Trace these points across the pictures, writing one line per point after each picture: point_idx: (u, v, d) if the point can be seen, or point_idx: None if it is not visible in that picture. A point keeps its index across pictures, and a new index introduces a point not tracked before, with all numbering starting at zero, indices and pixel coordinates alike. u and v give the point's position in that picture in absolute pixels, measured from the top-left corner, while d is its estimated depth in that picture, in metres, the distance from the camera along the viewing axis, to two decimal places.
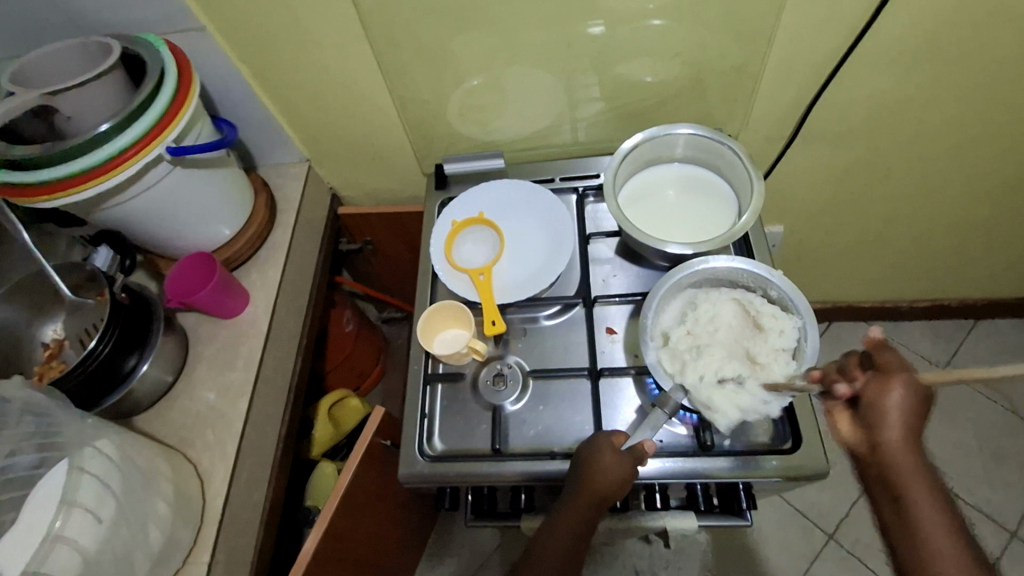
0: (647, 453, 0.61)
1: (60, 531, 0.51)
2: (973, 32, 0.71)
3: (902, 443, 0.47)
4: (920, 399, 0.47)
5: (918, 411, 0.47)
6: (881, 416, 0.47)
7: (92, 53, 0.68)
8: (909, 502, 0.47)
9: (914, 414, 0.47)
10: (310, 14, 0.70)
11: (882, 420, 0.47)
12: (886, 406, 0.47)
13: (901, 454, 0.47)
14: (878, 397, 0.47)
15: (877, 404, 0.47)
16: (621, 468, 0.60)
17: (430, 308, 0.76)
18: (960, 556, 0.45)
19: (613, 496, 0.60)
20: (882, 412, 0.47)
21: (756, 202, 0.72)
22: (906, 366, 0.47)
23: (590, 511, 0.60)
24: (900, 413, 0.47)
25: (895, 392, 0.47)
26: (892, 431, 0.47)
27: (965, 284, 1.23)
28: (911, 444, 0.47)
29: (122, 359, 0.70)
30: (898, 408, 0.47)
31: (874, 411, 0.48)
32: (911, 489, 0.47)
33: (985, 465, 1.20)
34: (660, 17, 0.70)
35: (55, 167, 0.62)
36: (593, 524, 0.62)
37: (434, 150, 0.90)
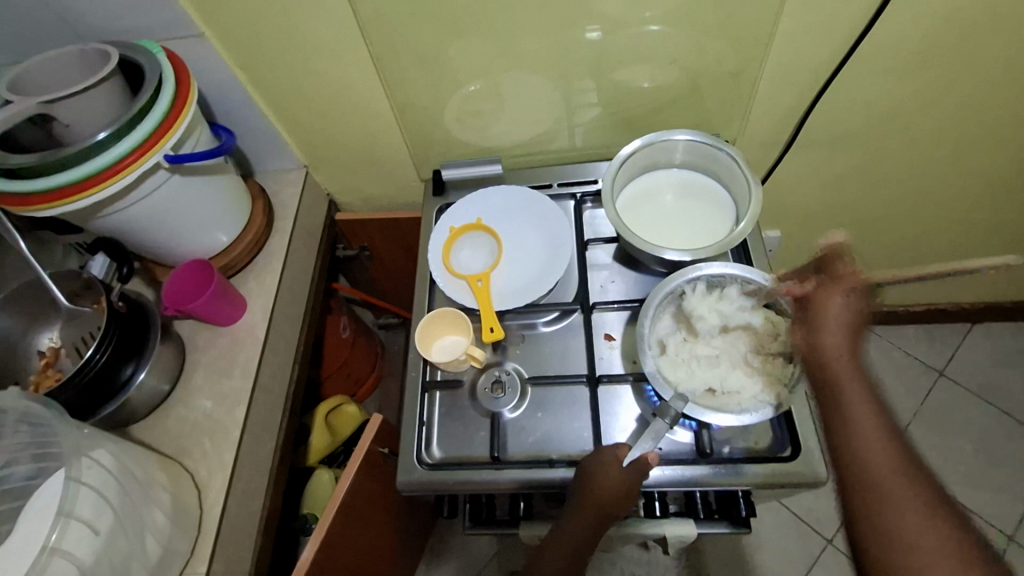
0: (651, 466, 0.61)
1: (57, 544, 0.50)
2: (969, 37, 0.71)
3: (838, 337, 0.55)
4: (858, 303, 0.56)
5: (854, 314, 0.56)
6: (821, 312, 0.56)
7: (89, 60, 0.67)
8: (840, 387, 0.54)
9: (852, 315, 0.56)
10: (307, 21, 0.69)
11: (824, 317, 0.56)
12: (829, 304, 0.56)
13: (836, 345, 0.55)
14: (823, 296, 0.57)
15: (823, 301, 0.56)
16: (620, 485, 0.60)
17: (429, 315, 0.76)
18: (885, 447, 0.50)
19: (616, 509, 0.60)
20: (823, 308, 0.56)
21: (753, 208, 0.72)
22: (853, 272, 0.56)
23: (593, 524, 0.61)
24: (839, 310, 0.56)
25: (836, 294, 0.56)
26: (831, 326, 0.55)
27: (961, 287, 1.24)
28: (847, 342, 0.55)
29: (119, 368, 0.69)
30: (837, 307, 0.56)
31: (817, 310, 0.57)
32: (841, 373, 0.54)
33: (982, 468, 1.21)
34: (657, 23, 0.70)
35: (54, 175, 0.61)
36: (596, 535, 0.62)
37: (432, 156, 0.90)
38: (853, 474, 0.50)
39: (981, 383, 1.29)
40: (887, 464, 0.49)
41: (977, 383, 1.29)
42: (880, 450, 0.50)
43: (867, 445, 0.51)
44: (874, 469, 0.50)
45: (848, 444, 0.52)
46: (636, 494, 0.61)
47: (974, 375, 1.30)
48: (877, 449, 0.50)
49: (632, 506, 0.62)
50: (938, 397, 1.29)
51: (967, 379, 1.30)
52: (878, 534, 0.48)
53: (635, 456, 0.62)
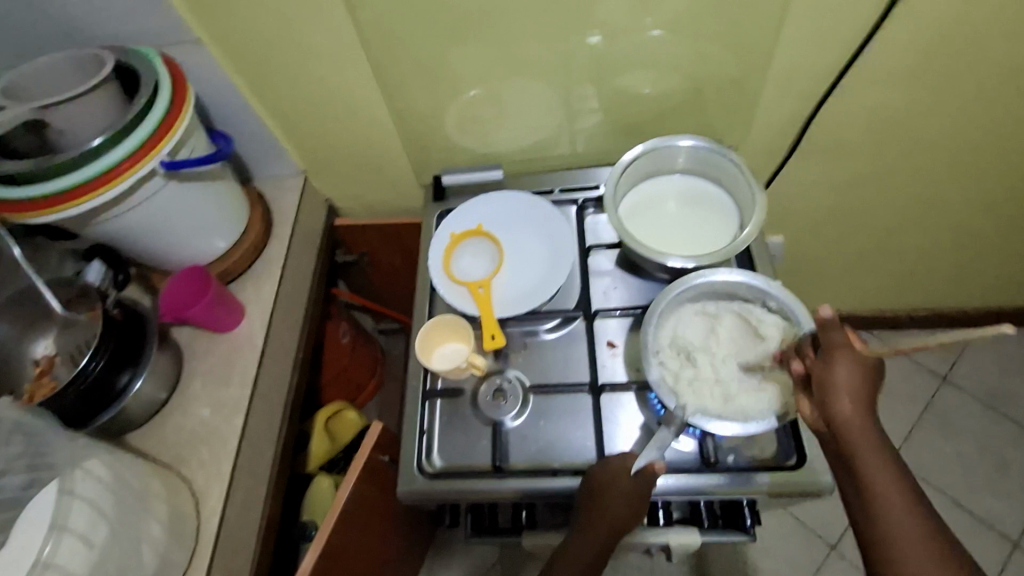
0: (657, 474, 0.60)
1: (49, 558, 0.49)
2: (975, 42, 0.71)
3: (852, 411, 0.52)
4: (864, 374, 0.52)
5: (864, 386, 0.52)
6: (826, 390, 0.53)
7: (82, 65, 0.67)
8: (861, 469, 0.51)
9: (860, 384, 0.52)
10: (306, 26, 0.69)
11: (834, 395, 0.52)
12: (834, 381, 0.53)
13: (852, 425, 0.52)
14: (825, 370, 0.53)
15: (827, 376, 0.53)
16: (629, 493, 0.60)
17: (429, 323, 0.75)
18: (912, 526, 0.49)
19: (629, 521, 0.60)
20: (828, 384, 0.53)
21: (758, 215, 0.71)
22: (850, 344, 0.53)
23: (605, 536, 0.60)
24: (847, 382, 0.52)
25: (841, 368, 0.53)
26: (842, 400, 0.52)
27: (965, 292, 1.23)
28: (861, 415, 0.52)
29: (114, 377, 0.68)
30: (842, 378, 0.52)
31: (824, 383, 0.53)
32: (862, 454, 0.51)
33: (987, 475, 1.20)
34: (659, 29, 0.69)
35: (46, 183, 0.61)
36: (609, 548, 0.61)
37: (432, 161, 0.89)
38: (884, 565, 0.49)
39: (985, 389, 1.28)
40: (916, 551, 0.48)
41: (981, 389, 1.28)
42: (909, 535, 0.49)
43: (895, 531, 0.49)
44: (904, 559, 0.48)
45: (877, 530, 0.50)
46: (645, 503, 0.60)
47: (978, 380, 1.29)
48: (905, 535, 0.49)
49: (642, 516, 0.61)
50: (942, 403, 1.28)
51: (971, 385, 1.29)
52: None
53: (640, 466, 0.61)
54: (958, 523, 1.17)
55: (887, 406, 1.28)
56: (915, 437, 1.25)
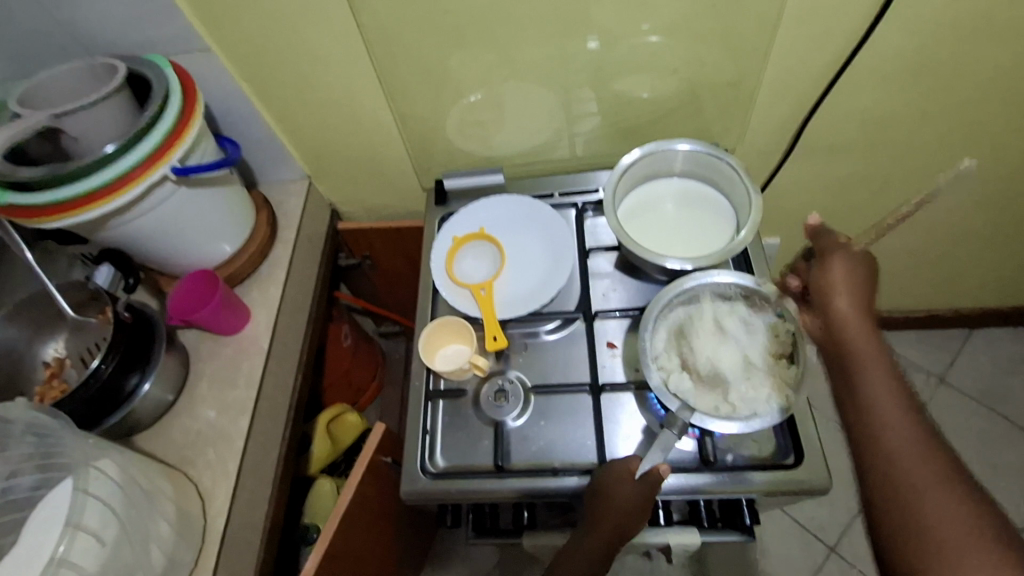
0: (662, 477, 0.61)
1: (64, 556, 0.50)
2: (964, 46, 0.72)
3: (850, 304, 0.60)
4: (858, 273, 0.61)
5: (855, 282, 0.60)
6: (823, 287, 0.62)
7: (97, 74, 0.68)
8: (856, 355, 0.57)
9: (855, 280, 0.61)
10: (311, 33, 0.70)
11: (833, 290, 0.61)
12: (830, 278, 0.61)
13: (842, 314, 0.60)
14: (824, 270, 0.62)
15: (825, 271, 0.62)
16: (636, 496, 0.60)
17: (432, 325, 0.76)
18: (901, 410, 0.53)
19: (633, 524, 0.60)
20: (826, 282, 0.62)
21: (754, 216, 0.73)
22: (845, 244, 0.63)
23: (609, 539, 0.61)
24: (844, 278, 0.61)
25: (835, 263, 0.62)
26: (840, 293, 0.60)
27: (961, 292, 1.24)
28: (859, 311, 0.59)
29: (125, 378, 0.70)
30: (838, 276, 0.61)
31: (824, 284, 0.62)
32: (853, 342, 0.58)
33: (985, 475, 1.21)
34: (656, 34, 0.71)
35: (61, 188, 0.62)
36: (612, 552, 0.62)
37: (434, 166, 0.90)
38: (870, 444, 0.53)
39: (982, 389, 1.29)
40: (898, 422, 0.53)
41: (977, 388, 1.29)
42: (898, 418, 0.53)
43: (881, 403, 0.54)
44: (890, 437, 0.52)
45: (866, 412, 0.54)
46: (650, 505, 0.61)
47: (975, 381, 1.30)
48: (891, 407, 0.54)
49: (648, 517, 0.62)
50: (939, 403, 1.29)
51: (967, 384, 1.30)
52: (896, 499, 0.50)
53: (646, 468, 0.62)
54: None
55: None
56: None
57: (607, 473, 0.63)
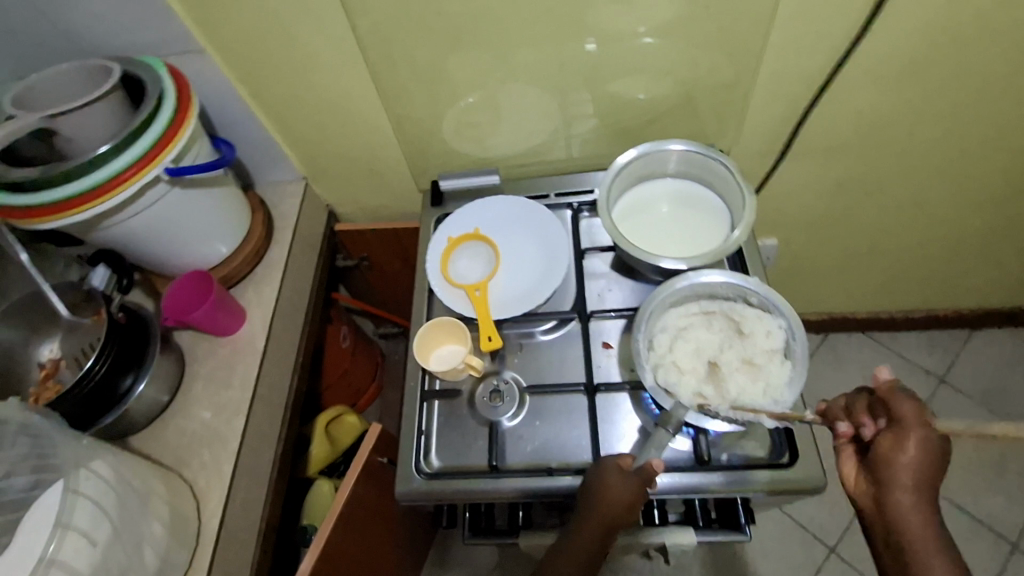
0: (655, 472, 0.61)
1: (54, 556, 0.51)
2: (961, 46, 0.72)
3: (910, 496, 0.51)
4: (937, 451, 0.51)
5: (934, 464, 0.51)
6: (889, 467, 0.52)
7: (92, 76, 0.69)
8: (912, 548, 0.51)
9: (928, 467, 0.51)
10: (306, 35, 0.71)
11: (891, 464, 0.52)
12: (901, 459, 0.51)
13: (904, 512, 0.51)
14: (890, 449, 0.52)
15: (888, 466, 0.52)
16: (629, 487, 0.60)
17: (426, 326, 0.76)
18: None
19: (623, 517, 0.59)
20: (892, 463, 0.52)
21: (749, 216, 0.73)
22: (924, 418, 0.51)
23: (599, 530, 0.60)
24: (912, 462, 0.51)
25: (909, 445, 0.51)
26: (903, 473, 0.51)
27: (961, 293, 1.23)
28: (914, 495, 0.51)
29: (118, 379, 0.70)
30: (913, 458, 0.51)
31: (885, 463, 0.52)
32: (912, 532, 0.51)
33: (986, 476, 1.20)
34: (651, 36, 0.71)
35: (55, 189, 0.62)
36: (604, 543, 0.61)
37: (429, 167, 0.91)
38: None
39: (982, 390, 1.28)
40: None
41: (977, 390, 1.29)
42: None
43: None
44: None
45: None
46: (642, 497, 0.60)
47: (975, 382, 1.30)
48: None
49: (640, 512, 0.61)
50: (939, 405, 1.28)
51: (967, 386, 1.29)
52: None
53: (639, 464, 0.62)
54: (956, 524, 1.17)
55: None
56: None
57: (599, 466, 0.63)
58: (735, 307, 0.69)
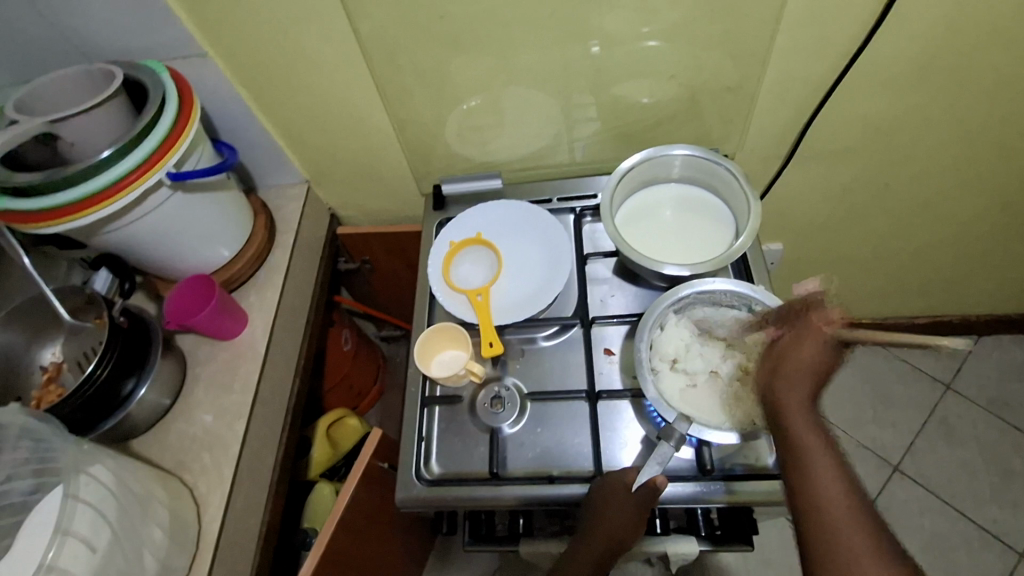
0: (660, 488, 0.60)
1: (54, 562, 0.50)
2: (971, 50, 0.71)
3: (801, 379, 0.53)
4: (834, 353, 0.53)
5: (826, 367, 0.53)
6: (789, 362, 0.54)
7: (94, 80, 0.69)
8: (800, 439, 0.51)
9: (825, 364, 0.53)
10: (309, 39, 0.70)
11: (789, 355, 0.54)
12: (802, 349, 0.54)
13: (794, 396, 0.52)
14: (795, 342, 0.55)
15: (788, 354, 0.54)
16: (632, 504, 0.60)
17: (429, 330, 0.76)
18: (835, 478, 0.49)
19: (626, 534, 0.59)
20: (794, 353, 0.54)
21: (752, 222, 0.72)
22: (832, 324, 0.54)
23: (602, 546, 0.60)
24: (812, 355, 0.53)
25: (807, 342, 0.54)
26: (801, 363, 0.53)
27: (967, 298, 1.22)
28: (808, 380, 0.53)
29: (120, 383, 0.70)
30: (812, 351, 0.53)
31: (788, 352, 0.55)
32: (798, 413, 0.52)
33: (994, 484, 1.19)
34: (655, 39, 0.70)
35: (58, 194, 0.62)
36: (609, 557, 0.61)
37: (432, 171, 0.90)
38: (808, 510, 0.48)
39: (988, 397, 1.27)
40: (847, 525, 0.47)
41: (984, 397, 1.28)
42: (834, 491, 0.48)
43: (828, 485, 0.49)
44: (830, 510, 0.48)
45: (806, 480, 0.49)
46: (646, 514, 0.60)
47: (982, 389, 1.28)
48: (834, 488, 0.48)
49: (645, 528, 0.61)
50: (945, 411, 1.27)
51: (973, 392, 1.28)
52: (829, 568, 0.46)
53: (642, 481, 0.61)
54: (962, 532, 1.16)
55: (889, 414, 1.28)
56: (919, 443, 1.25)
57: (602, 481, 0.63)
58: (738, 316, 0.68)
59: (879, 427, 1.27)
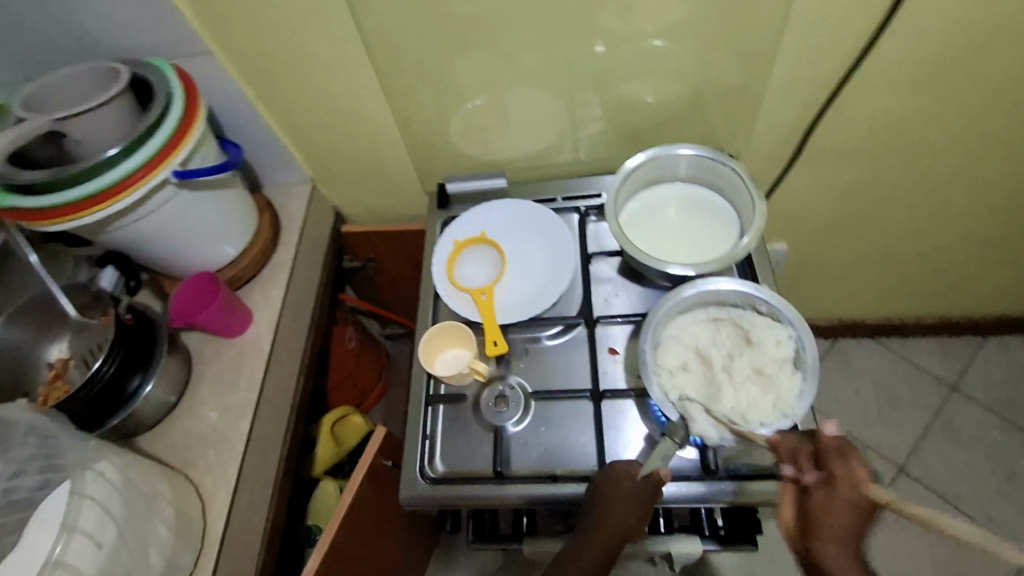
0: (663, 481, 0.60)
1: (60, 558, 0.51)
2: (979, 50, 0.71)
3: (838, 551, 0.46)
4: (864, 511, 0.47)
5: (861, 531, 0.47)
6: (825, 527, 0.47)
7: (100, 78, 0.69)
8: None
9: (853, 523, 0.47)
10: (315, 38, 0.70)
11: (822, 518, 0.47)
12: (831, 507, 0.48)
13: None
14: (824, 500, 0.48)
15: (819, 507, 0.48)
16: (639, 493, 0.60)
17: (432, 329, 0.76)
18: None
19: (634, 524, 0.59)
20: (824, 510, 0.48)
21: (758, 223, 0.72)
22: (852, 475, 0.48)
23: (609, 537, 0.59)
24: (841, 523, 0.47)
25: (843, 507, 0.47)
26: (834, 523, 0.47)
27: (973, 299, 1.22)
28: (846, 548, 0.46)
29: (126, 380, 0.70)
30: (840, 511, 0.47)
31: (822, 508, 0.48)
32: None
33: (998, 487, 1.19)
34: (660, 38, 0.70)
35: (64, 192, 0.62)
36: (613, 552, 0.60)
37: (436, 170, 0.90)
38: None
39: (994, 399, 1.27)
40: None
41: (989, 398, 1.27)
42: None
43: None
44: None
45: None
46: (651, 504, 0.60)
47: (988, 390, 1.28)
48: None
49: (649, 522, 0.61)
50: (949, 413, 1.27)
51: (979, 393, 1.28)
52: None
53: (647, 471, 0.61)
54: None
55: (893, 415, 1.28)
56: (923, 445, 1.24)
57: (607, 472, 0.63)
58: (743, 315, 0.69)
59: (882, 428, 1.27)
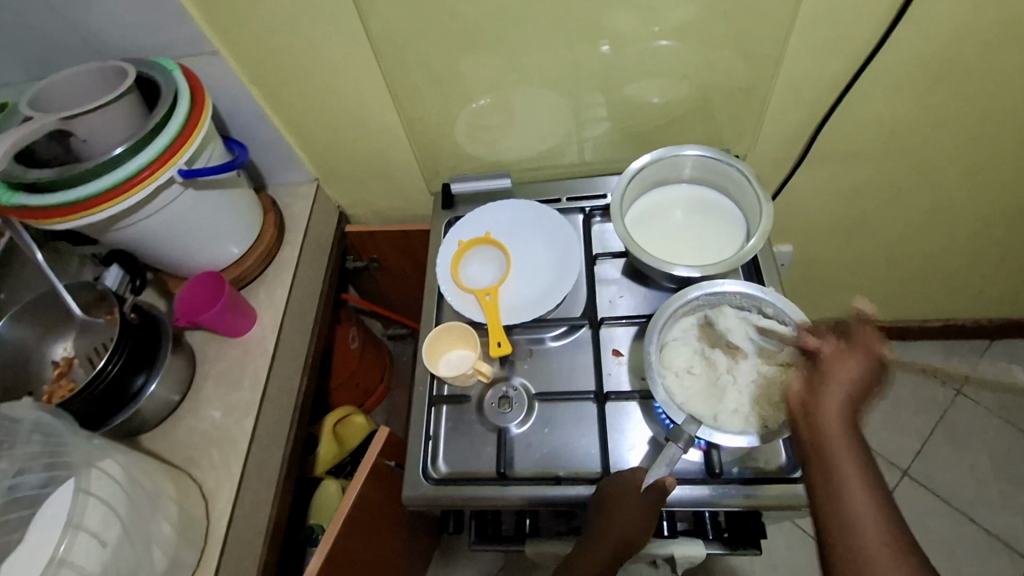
0: (669, 489, 0.59)
1: (65, 556, 0.51)
2: (989, 51, 0.70)
3: (838, 395, 0.50)
4: (873, 376, 0.51)
5: (866, 384, 0.51)
6: (832, 376, 0.51)
7: (107, 77, 0.69)
8: (830, 452, 0.48)
9: (863, 384, 0.51)
10: (321, 38, 0.70)
11: (832, 374, 0.51)
12: (842, 367, 0.52)
13: (834, 409, 0.50)
14: (838, 359, 0.52)
15: (834, 369, 0.52)
16: (644, 502, 0.59)
17: (436, 329, 0.76)
18: (867, 494, 0.45)
19: (638, 531, 0.59)
20: (833, 369, 0.52)
21: (764, 224, 0.71)
22: (873, 345, 0.52)
23: (613, 543, 0.60)
24: (848, 374, 0.51)
25: (855, 363, 0.52)
26: (839, 376, 0.51)
27: (979, 303, 1.21)
28: (845, 395, 0.50)
29: (131, 379, 0.70)
30: (851, 372, 0.51)
31: (828, 369, 0.52)
32: (834, 436, 0.48)
33: (1003, 491, 1.18)
34: (667, 39, 0.70)
35: (70, 190, 0.63)
36: (618, 557, 0.61)
37: (441, 170, 0.90)
38: (835, 527, 0.45)
39: (999, 402, 1.26)
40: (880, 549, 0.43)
41: (995, 401, 1.26)
42: (864, 512, 0.44)
43: (853, 506, 0.45)
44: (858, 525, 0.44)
45: (831, 489, 0.46)
46: (655, 514, 0.59)
47: (994, 394, 1.27)
48: (864, 511, 0.45)
49: (655, 530, 0.61)
50: (954, 417, 1.26)
51: (984, 397, 1.27)
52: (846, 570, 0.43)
53: (651, 480, 0.60)
54: (971, 538, 1.15)
55: (897, 417, 1.27)
56: (927, 448, 1.24)
57: (614, 478, 0.62)
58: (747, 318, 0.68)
59: (887, 430, 1.26)
